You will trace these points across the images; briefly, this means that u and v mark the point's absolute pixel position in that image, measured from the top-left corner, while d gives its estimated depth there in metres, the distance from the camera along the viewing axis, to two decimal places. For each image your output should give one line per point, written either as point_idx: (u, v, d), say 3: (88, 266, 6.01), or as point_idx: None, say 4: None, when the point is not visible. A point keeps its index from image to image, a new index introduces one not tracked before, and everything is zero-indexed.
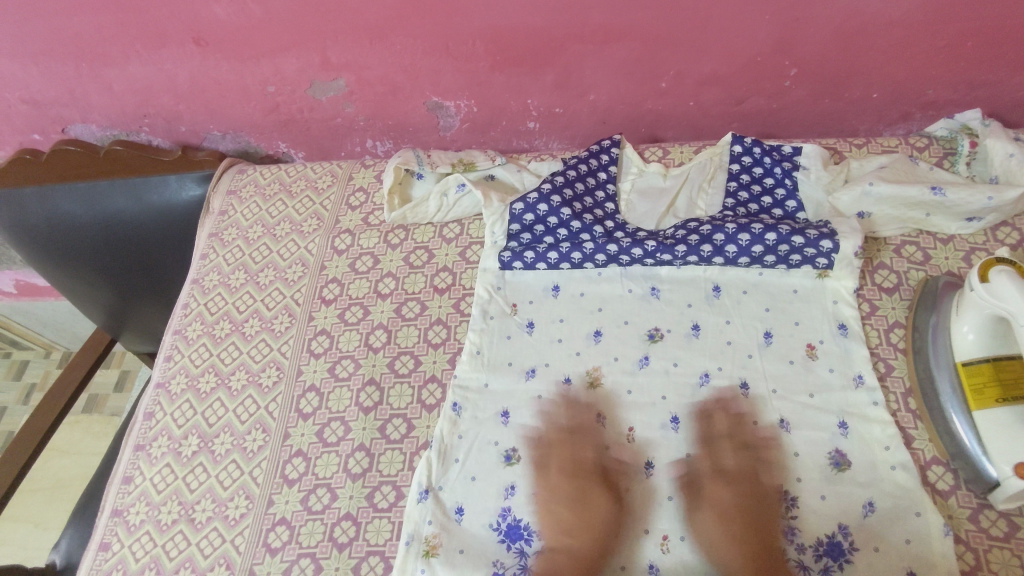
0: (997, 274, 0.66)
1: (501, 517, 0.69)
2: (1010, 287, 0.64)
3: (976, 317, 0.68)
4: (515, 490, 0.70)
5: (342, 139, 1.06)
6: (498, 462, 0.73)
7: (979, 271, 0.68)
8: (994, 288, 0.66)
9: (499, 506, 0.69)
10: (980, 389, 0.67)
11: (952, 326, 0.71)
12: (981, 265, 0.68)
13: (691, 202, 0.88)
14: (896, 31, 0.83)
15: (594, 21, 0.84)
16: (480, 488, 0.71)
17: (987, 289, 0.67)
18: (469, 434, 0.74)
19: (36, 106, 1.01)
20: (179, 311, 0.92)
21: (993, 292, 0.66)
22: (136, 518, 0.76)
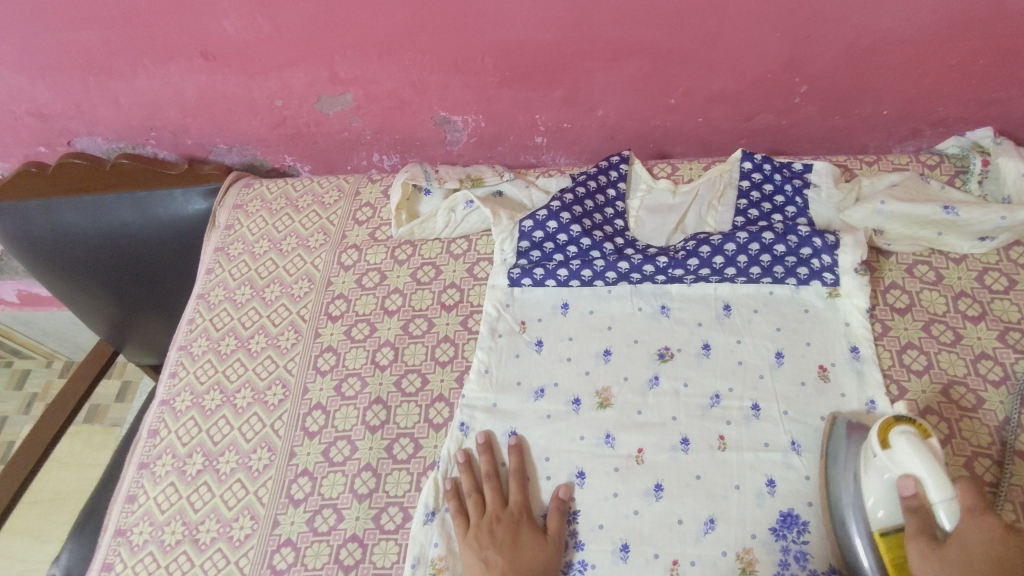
0: (898, 441, 0.61)
1: (514, 565, 0.65)
2: (919, 464, 0.59)
3: (877, 487, 0.62)
4: (526, 535, 0.67)
5: (348, 153, 1.05)
6: (503, 507, 0.70)
7: (879, 436, 0.63)
8: (898, 457, 0.61)
9: (509, 554, 0.66)
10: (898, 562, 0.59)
11: (858, 496, 0.63)
12: (880, 427, 0.63)
13: (700, 219, 0.88)
14: (907, 49, 0.83)
15: (604, 38, 0.84)
16: (488, 538, 0.68)
17: (890, 457, 0.61)
18: (468, 479, 0.72)
19: (42, 119, 1.01)
20: (184, 327, 0.92)
21: (894, 460, 0.61)
22: (140, 537, 0.75)
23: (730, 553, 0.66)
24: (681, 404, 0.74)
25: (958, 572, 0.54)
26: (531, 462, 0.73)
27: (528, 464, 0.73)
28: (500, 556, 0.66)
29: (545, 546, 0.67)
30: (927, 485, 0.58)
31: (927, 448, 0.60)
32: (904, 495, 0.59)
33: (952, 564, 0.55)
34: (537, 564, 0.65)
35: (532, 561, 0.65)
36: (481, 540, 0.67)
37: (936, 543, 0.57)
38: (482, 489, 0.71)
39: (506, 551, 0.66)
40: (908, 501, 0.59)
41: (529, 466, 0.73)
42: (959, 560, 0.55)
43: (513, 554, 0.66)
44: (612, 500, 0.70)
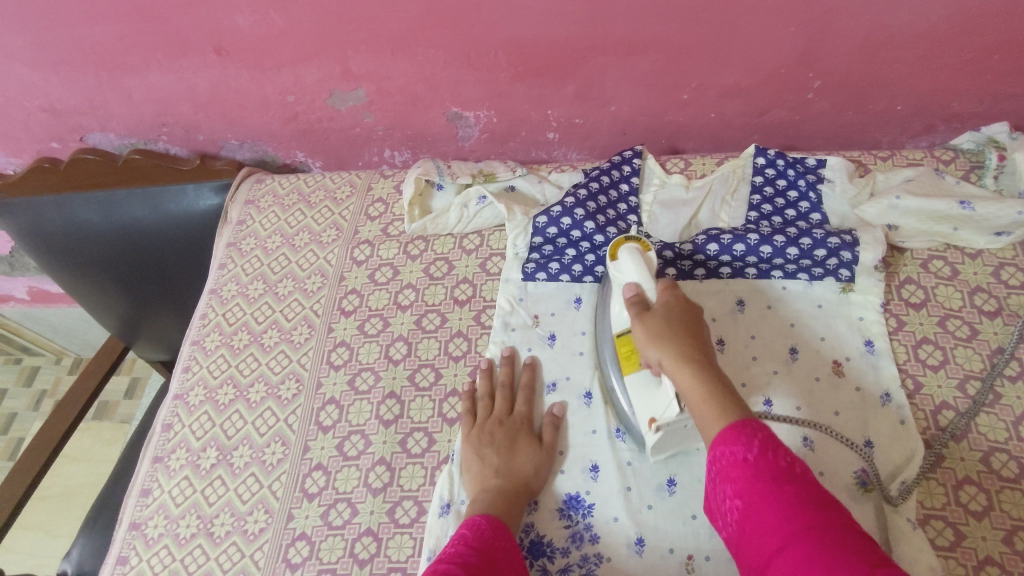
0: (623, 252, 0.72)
1: (509, 465, 0.69)
2: (635, 270, 0.70)
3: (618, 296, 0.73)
4: (523, 442, 0.71)
5: (360, 149, 1.05)
6: (509, 413, 0.74)
7: (611, 251, 0.74)
8: (622, 269, 0.71)
9: (505, 455, 0.70)
10: (628, 354, 0.71)
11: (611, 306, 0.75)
12: (612, 245, 0.74)
13: (714, 215, 0.87)
14: (922, 44, 0.83)
15: (617, 32, 0.83)
16: (488, 437, 0.72)
17: (617, 267, 0.72)
18: (485, 386, 0.77)
19: (55, 115, 1.01)
20: (197, 321, 0.92)
21: (622, 270, 0.71)
22: (154, 531, 0.75)
23: None
24: None
25: (665, 324, 0.63)
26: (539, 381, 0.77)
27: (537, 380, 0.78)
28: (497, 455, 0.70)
29: (539, 455, 0.71)
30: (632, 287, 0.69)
31: (646, 258, 0.71)
32: (631, 325, 0.67)
33: (673, 347, 0.61)
34: (528, 470, 0.69)
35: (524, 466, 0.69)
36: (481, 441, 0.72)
37: (647, 311, 0.65)
38: (495, 396, 0.76)
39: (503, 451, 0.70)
40: (632, 300, 0.68)
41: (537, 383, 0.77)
42: (661, 324, 0.63)
43: (507, 456, 0.70)
44: (625, 494, 0.69)
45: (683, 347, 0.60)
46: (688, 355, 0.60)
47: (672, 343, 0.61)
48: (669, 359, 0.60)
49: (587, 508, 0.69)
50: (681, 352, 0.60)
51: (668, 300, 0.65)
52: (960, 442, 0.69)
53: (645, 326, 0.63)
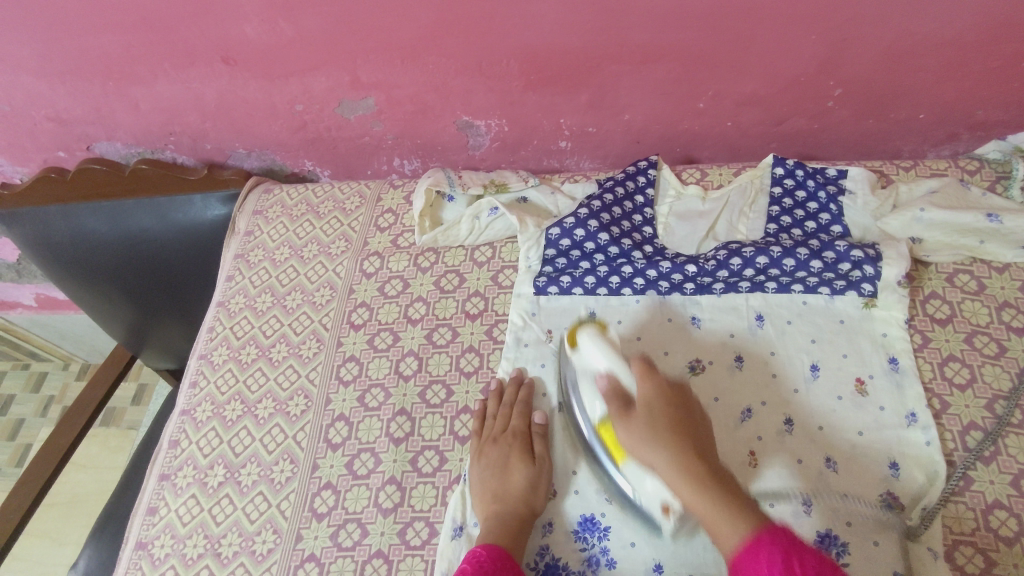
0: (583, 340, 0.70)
1: (505, 487, 0.68)
2: (604, 356, 0.67)
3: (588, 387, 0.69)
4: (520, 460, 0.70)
5: (369, 158, 1.04)
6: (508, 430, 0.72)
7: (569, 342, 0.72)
8: (582, 352, 0.70)
9: (501, 476, 0.69)
10: (615, 444, 0.66)
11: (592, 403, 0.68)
12: (569, 335, 0.72)
13: (731, 226, 0.85)
14: (946, 51, 0.80)
15: (633, 41, 0.81)
16: (489, 458, 0.70)
17: (577, 354, 0.70)
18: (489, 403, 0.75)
19: (61, 124, 1.00)
20: (205, 335, 0.91)
21: (583, 357, 0.69)
22: (161, 551, 0.74)
23: None
24: None
25: (648, 416, 0.61)
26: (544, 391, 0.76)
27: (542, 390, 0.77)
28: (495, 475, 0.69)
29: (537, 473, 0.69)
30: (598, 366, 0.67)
31: (606, 338, 0.69)
32: (602, 389, 0.66)
33: (665, 450, 0.59)
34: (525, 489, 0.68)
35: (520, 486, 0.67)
36: (482, 461, 0.71)
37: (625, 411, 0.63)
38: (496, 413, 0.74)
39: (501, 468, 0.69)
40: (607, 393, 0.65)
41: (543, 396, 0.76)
42: (645, 428, 0.60)
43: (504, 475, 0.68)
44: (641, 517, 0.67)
45: (674, 451, 0.59)
46: (683, 459, 0.58)
47: (662, 446, 0.59)
48: (665, 467, 0.59)
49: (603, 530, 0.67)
50: (674, 451, 0.59)
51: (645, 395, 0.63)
52: (990, 464, 0.67)
53: (627, 431, 0.62)
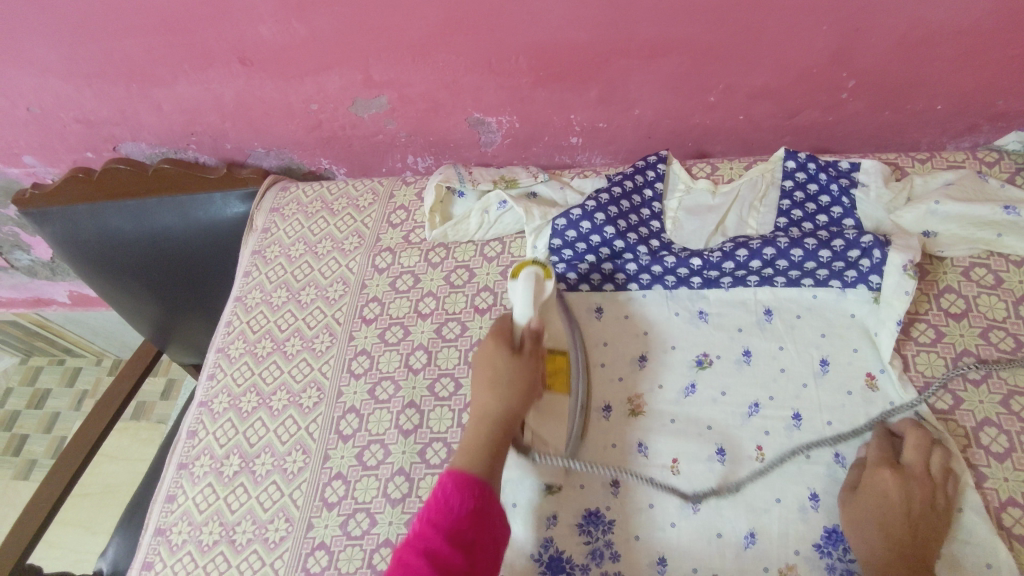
0: (523, 275, 0.74)
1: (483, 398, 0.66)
2: (522, 291, 0.73)
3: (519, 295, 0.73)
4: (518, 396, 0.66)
5: (383, 155, 1.06)
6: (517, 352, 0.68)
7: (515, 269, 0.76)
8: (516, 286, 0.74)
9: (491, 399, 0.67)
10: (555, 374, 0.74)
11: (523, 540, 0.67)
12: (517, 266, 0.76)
13: (742, 220, 0.85)
14: (963, 40, 0.79)
15: (642, 35, 0.81)
16: (496, 358, 0.67)
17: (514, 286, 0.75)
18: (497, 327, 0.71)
19: (89, 126, 1.04)
20: (223, 329, 0.93)
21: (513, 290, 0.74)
22: (178, 537, 0.76)
23: (772, 570, 0.63)
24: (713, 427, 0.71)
25: (521, 371, 0.66)
26: (559, 324, 0.76)
27: (558, 331, 0.76)
28: (493, 393, 0.65)
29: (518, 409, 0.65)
30: (520, 310, 0.72)
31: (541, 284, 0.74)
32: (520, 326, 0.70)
33: (501, 396, 0.65)
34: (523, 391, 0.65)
35: (519, 394, 0.65)
36: (484, 365, 0.67)
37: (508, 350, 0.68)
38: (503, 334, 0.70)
39: (501, 386, 0.65)
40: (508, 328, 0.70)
41: (560, 327, 0.76)
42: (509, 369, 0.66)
43: (506, 389, 0.65)
44: (647, 512, 0.68)
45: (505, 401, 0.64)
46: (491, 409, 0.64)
47: (504, 395, 0.65)
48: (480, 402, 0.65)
49: (608, 523, 0.67)
50: (484, 410, 0.64)
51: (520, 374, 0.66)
52: (1004, 461, 0.66)
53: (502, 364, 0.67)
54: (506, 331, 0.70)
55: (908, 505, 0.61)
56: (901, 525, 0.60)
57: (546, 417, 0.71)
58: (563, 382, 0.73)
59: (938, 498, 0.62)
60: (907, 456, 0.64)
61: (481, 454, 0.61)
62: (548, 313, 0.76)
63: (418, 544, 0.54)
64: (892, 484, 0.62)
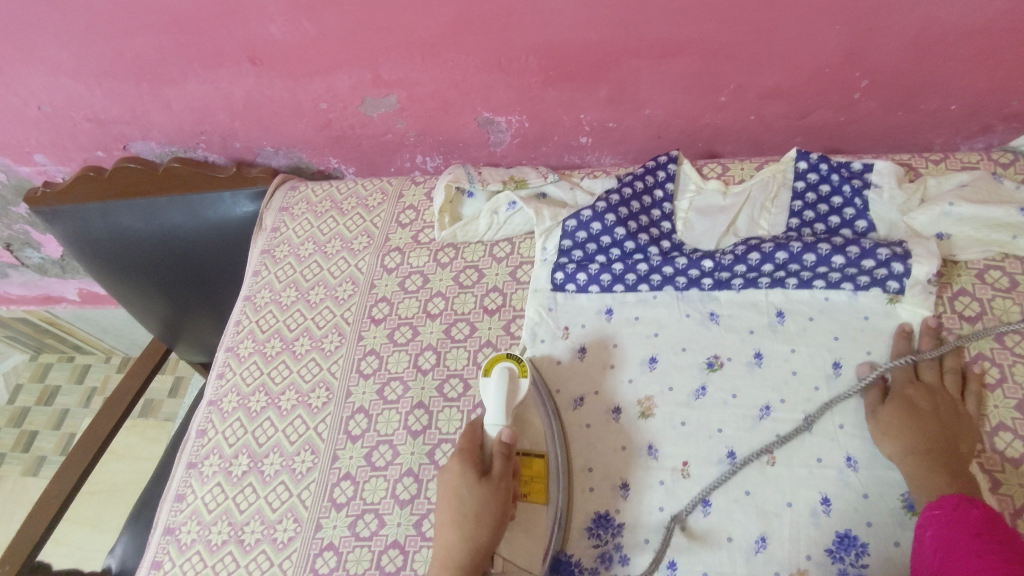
0: (496, 372, 0.72)
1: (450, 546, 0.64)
2: (493, 397, 0.70)
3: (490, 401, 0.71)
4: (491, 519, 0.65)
5: (392, 155, 1.05)
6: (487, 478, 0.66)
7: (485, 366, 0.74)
8: (488, 386, 0.72)
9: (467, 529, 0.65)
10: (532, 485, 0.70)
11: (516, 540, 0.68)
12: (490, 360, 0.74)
13: (753, 221, 0.84)
14: (978, 40, 0.78)
15: (653, 34, 0.81)
16: (460, 489, 0.66)
17: (485, 383, 0.72)
18: (465, 440, 0.69)
19: (100, 125, 1.04)
20: (232, 328, 0.93)
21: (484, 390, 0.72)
22: (188, 537, 0.77)
23: (783, 574, 0.63)
24: (724, 429, 0.71)
25: (485, 501, 0.65)
26: (536, 424, 0.73)
27: (536, 434, 0.73)
28: (458, 530, 0.64)
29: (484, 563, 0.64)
30: (492, 415, 0.70)
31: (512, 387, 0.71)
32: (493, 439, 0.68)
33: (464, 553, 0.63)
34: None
35: (485, 531, 0.64)
36: (449, 492, 0.66)
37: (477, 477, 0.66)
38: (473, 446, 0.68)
39: (459, 571, 0.62)
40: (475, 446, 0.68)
41: (538, 426, 0.74)
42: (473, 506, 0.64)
43: (471, 526, 0.64)
44: (657, 514, 0.67)
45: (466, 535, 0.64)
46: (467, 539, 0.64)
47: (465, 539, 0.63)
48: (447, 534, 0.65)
49: (618, 526, 0.68)
50: (449, 565, 0.63)
51: (480, 495, 0.65)
52: (1019, 466, 0.65)
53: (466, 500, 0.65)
54: (476, 440, 0.69)
55: (934, 416, 0.65)
56: (935, 428, 0.65)
57: (517, 531, 0.68)
58: (541, 490, 0.70)
59: (962, 421, 0.66)
60: (925, 374, 0.69)
61: None
62: (525, 415, 0.74)
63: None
64: (917, 395, 0.67)
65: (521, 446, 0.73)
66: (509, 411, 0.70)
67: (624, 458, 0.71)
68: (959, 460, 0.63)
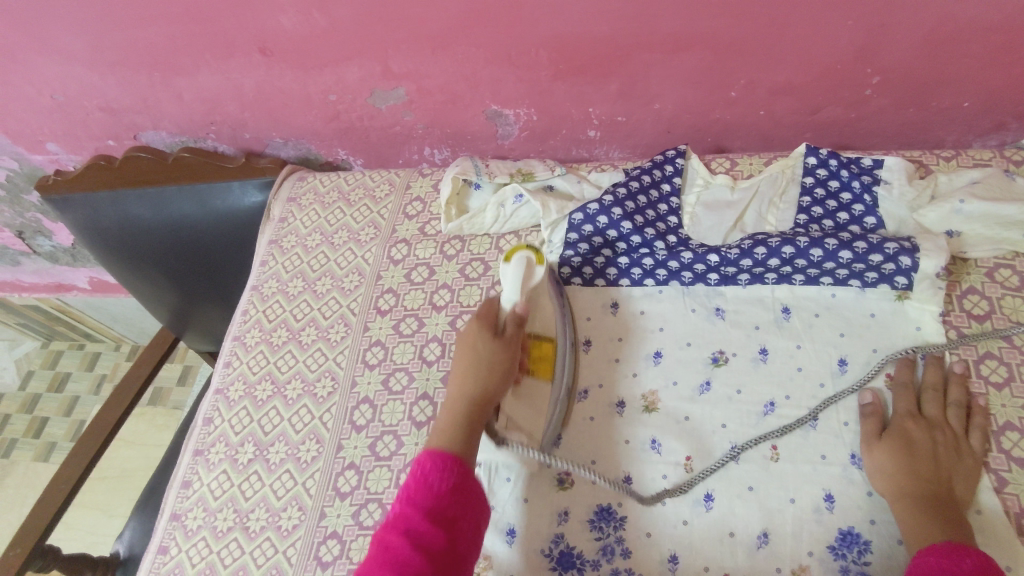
0: (515, 260, 0.68)
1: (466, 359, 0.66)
2: (513, 290, 0.69)
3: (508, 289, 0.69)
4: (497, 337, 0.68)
5: (401, 147, 1.06)
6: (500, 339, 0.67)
7: (507, 255, 0.70)
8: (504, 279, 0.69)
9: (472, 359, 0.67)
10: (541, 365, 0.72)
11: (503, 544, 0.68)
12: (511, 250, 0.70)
13: (760, 217, 0.84)
14: (993, 36, 0.77)
15: (664, 28, 0.80)
16: (476, 342, 0.67)
17: (503, 269, 0.69)
18: (482, 314, 0.69)
19: (111, 114, 1.05)
20: (239, 317, 0.94)
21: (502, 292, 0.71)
22: (194, 523, 0.77)
23: (785, 571, 0.63)
24: (728, 425, 0.71)
25: (497, 348, 0.66)
26: (547, 311, 0.75)
27: (546, 317, 0.75)
28: (473, 373, 0.65)
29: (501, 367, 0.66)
30: (507, 294, 0.69)
31: (530, 274, 0.69)
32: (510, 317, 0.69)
33: (475, 376, 0.65)
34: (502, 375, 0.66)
35: (497, 378, 0.65)
36: (466, 343, 0.67)
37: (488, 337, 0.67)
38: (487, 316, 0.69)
39: (482, 366, 0.65)
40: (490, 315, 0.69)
41: (548, 309, 0.75)
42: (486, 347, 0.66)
43: (484, 371, 0.65)
44: (660, 508, 0.67)
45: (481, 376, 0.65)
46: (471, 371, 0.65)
47: (477, 378, 0.65)
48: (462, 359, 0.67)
49: (620, 520, 0.67)
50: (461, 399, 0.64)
51: (494, 353, 0.66)
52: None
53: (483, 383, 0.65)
54: (491, 315, 0.69)
55: (930, 452, 0.64)
56: (928, 466, 0.63)
57: (523, 400, 0.70)
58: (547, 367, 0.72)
59: (960, 463, 0.63)
60: (928, 408, 0.67)
61: (458, 431, 0.62)
62: (538, 298, 0.74)
63: (401, 525, 0.55)
64: (916, 430, 0.65)
65: (530, 326, 0.74)
66: (525, 291, 0.70)
67: (626, 451, 0.71)
68: (951, 507, 0.60)
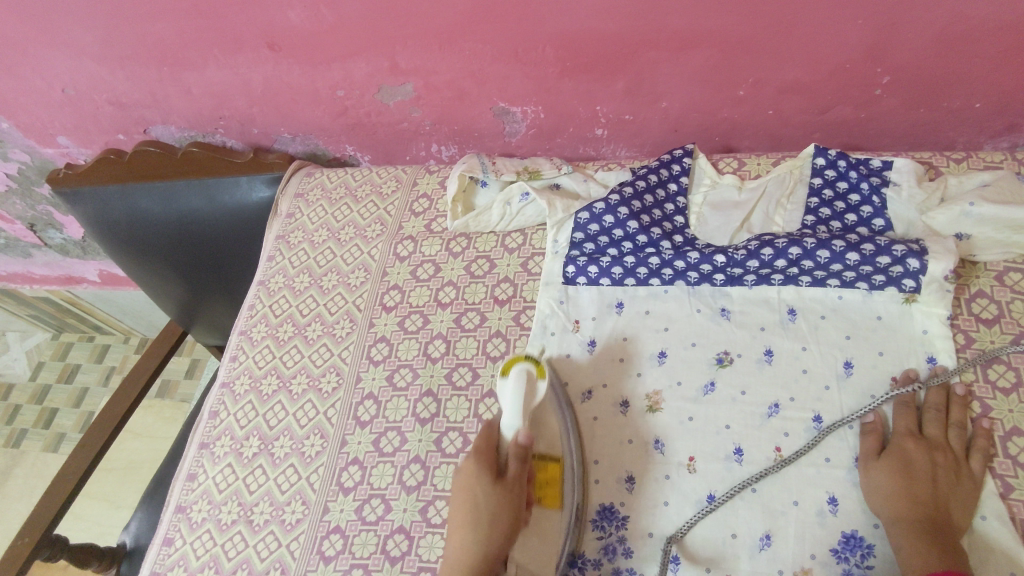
0: (513, 372, 0.67)
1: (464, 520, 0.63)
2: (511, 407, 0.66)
3: (507, 401, 0.67)
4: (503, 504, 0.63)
5: (408, 143, 1.06)
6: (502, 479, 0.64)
7: (505, 367, 0.69)
8: (504, 389, 0.67)
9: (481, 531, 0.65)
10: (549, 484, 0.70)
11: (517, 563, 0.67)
12: (508, 362, 0.69)
13: (767, 218, 0.83)
14: (1005, 37, 0.76)
15: (672, 26, 0.80)
16: (477, 487, 0.64)
17: (502, 384, 0.68)
18: (483, 441, 0.67)
19: (121, 108, 1.05)
20: (246, 312, 0.95)
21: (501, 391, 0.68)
22: (198, 515, 0.78)
23: (787, 573, 0.62)
24: (732, 425, 0.70)
25: (502, 497, 0.63)
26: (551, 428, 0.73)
27: (552, 434, 0.73)
28: (473, 530, 0.62)
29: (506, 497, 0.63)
30: (508, 417, 0.67)
31: (531, 389, 0.67)
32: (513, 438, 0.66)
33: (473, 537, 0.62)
34: (505, 524, 0.62)
35: (503, 524, 0.62)
36: (465, 493, 0.64)
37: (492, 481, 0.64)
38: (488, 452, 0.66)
39: (482, 520, 0.62)
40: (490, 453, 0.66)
41: (554, 428, 0.73)
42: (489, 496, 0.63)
43: (485, 524, 0.62)
44: (662, 509, 0.67)
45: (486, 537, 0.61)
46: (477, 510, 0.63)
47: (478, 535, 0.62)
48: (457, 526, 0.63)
49: (622, 519, 0.68)
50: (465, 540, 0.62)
51: (497, 499, 0.63)
52: None
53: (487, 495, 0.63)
54: (491, 450, 0.67)
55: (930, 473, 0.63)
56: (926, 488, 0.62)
57: (533, 534, 0.68)
58: (553, 493, 0.70)
59: (959, 484, 0.63)
60: (929, 428, 0.67)
61: None
62: (541, 417, 0.74)
63: None
64: (916, 450, 0.65)
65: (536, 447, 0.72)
66: (526, 414, 0.67)
67: (629, 452, 0.71)
68: (945, 531, 0.60)
